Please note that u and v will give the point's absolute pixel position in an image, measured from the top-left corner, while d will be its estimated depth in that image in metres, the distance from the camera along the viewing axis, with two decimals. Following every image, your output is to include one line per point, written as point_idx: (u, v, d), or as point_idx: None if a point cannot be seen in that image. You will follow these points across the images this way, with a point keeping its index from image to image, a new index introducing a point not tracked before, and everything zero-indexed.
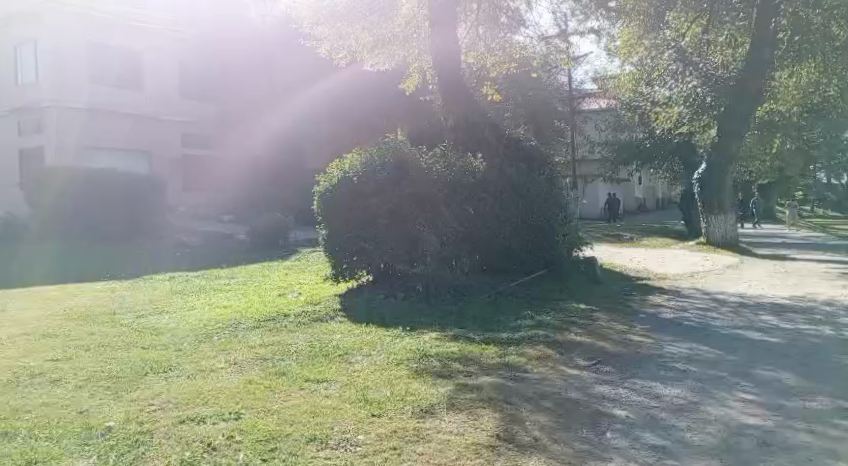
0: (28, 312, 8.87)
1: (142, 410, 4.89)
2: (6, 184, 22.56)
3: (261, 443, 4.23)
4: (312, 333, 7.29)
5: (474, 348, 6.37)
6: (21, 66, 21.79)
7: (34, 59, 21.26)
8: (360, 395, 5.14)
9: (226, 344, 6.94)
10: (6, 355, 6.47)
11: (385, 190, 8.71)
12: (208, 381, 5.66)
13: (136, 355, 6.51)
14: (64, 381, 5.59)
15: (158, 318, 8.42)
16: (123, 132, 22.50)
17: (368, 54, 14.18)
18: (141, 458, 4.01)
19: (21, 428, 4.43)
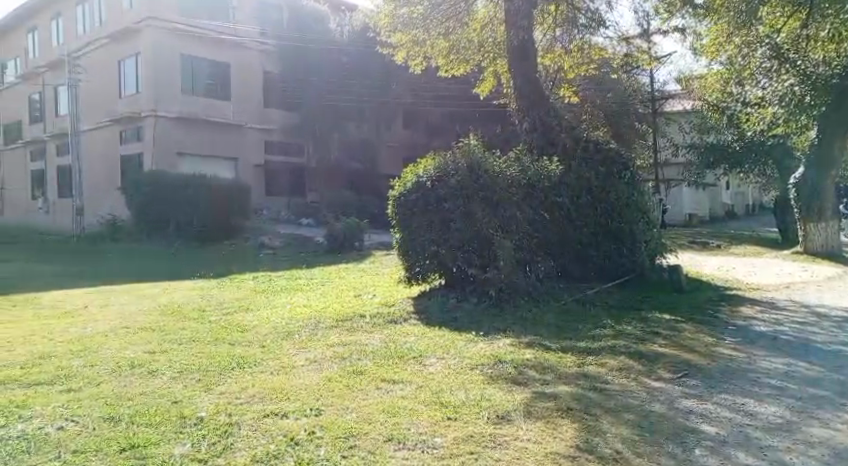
0: (127, 307, 9.43)
1: (230, 402, 5.10)
2: (110, 189, 24.28)
3: (341, 440, 4.31)
4: (387, 334, 7.36)
5: (551, 356, 6.25)
6: (124, 79, 23.22)
7: (135, 72, 22.57)
8: (436, 397, 5.15)
9: (306, 342, 7.14)
10: (109, 346, 6.90)
11: (459, 194, 8.65)
12: (290, 377, 5.83)
13: (224, 350, 6.78)
14: (159, 372, 5.90)
15: (242, 315, 8.76)
16: (210, 138, 23.48)
17: (444, 59, 14.21)
18: (230, 449, 4.16)
19: (125, 414, 4.70)
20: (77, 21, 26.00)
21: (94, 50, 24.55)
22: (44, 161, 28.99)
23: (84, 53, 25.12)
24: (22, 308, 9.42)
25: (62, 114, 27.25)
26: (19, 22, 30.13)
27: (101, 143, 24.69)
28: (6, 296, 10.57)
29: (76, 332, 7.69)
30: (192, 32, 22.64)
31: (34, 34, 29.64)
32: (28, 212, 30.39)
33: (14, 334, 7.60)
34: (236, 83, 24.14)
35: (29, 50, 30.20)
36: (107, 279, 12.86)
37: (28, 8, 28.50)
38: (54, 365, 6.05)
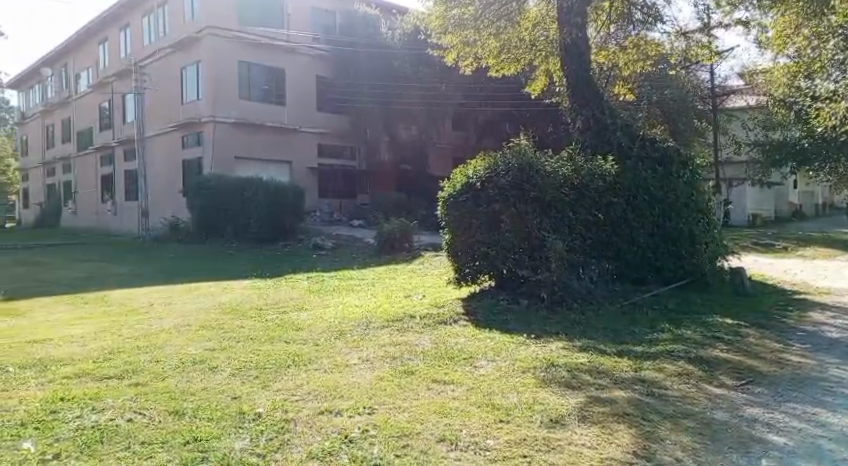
0: (188, 305, 9.72)
1: (286, 399, 5.19)
2: (172, 192, 25.14)
3: (394, 439, 4.33)
4: (438, 335, 7.36)
5: (606, 360, 6.13)
6: (185, 85, 23.98)
7: (195, 79, 23.29)
8: (487, 400, 5.12)
9: (358, 341, 7.20)
10: (172, 342, 7.13)
11: (510, 195, 8.55)
12: (342, 376, 5.87)
13: (281, 348, 6.91)
14: (219, 368, 6.04)
15: (297, 314, 8.91)
16: (265, 142, 23.95)
17: (494, 60, 14.07)
18: (286, 445, 4.24)
19: (188, 408, 4.84)
20: (143, 32, 27.01)
21: (158, 58, 25.48)
22: (111, 166, 30.21)
23: (149, 61, 26.08)
24: (93, 305, 9.86)
25: (128, 121, 28.36)
26: (91, 34, 31.50)
27: (164, 148, 25.58)
28: (78, 294, 11.08)
29: (143, 329, 7.97)
30: (248, 40, 23.25)
31: (104, 47, 30.89)
32: (97, 214, 31.77)
33: (85, 329, 7.95)
34: (290, 89, 24.59)
35: (100, 61, 31.55)
36: (171, 278, 13.33)
37: (99, 22, 29.76)
38: (123, 360, 6.28)
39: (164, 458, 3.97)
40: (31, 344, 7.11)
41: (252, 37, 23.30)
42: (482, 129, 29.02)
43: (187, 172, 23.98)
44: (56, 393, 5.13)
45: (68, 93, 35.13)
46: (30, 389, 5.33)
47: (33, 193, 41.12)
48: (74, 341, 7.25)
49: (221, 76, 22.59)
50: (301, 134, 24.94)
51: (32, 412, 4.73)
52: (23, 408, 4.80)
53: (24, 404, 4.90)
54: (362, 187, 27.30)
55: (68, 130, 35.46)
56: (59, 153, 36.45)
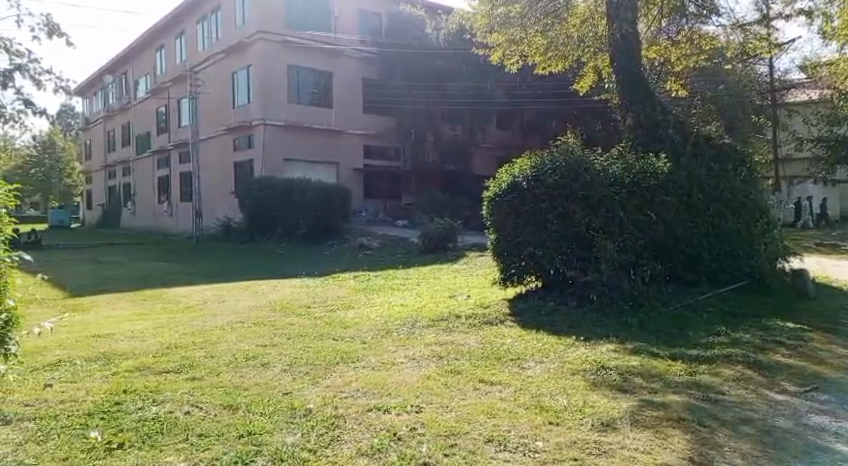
0: (239, 303, 9.94)
1: (336, 395, 5.25)
2: (224, 193, 25.79)
3: (443, 438, 4.33)
4: (484, 335, 7.29)
5: (659, 363, 5.99)
6: (237, 90, 24.53)
7: (247, 83, 23.78)
8: (535, 402, 5.06)
9: (405, 340, 7.23)
10: (227, 339, 7.30)
11: (557, 193, 8.44)
12: (389, 374, 5.90)
13: (329, 345, 6.99)
14: (271, 364, 6.16)
15: (344, 313, 9.00)
16: (312, 144, 24.19)
17: (541, 57, 13.84)
18: (336, 440, 4.29)
19: (241, 403, 4.94)
20: (197, 39, 27.77)
21: (212, 63, 26.16)
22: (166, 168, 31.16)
23: (203, 67, 26.81)
24: (150, 302, 10.17)
25: (183, 125, 29.16)
26: (149, 42, 32.60)
27: (217, 151, 26.25)
28: (138, 291, 11.46)
29: (198, 325, 8.19)
30: (297, 43, 23.62)
31: (161, 54, 31.92)
32: (154, 215, 32.78)
33: (145, 325, 8.21)
34: (337, 91, 24.80)
35: (157, 68, 32.57)
36: (225, 276, 13.67)
37: (156, 30, 30.80)
38: (180, 355, 6.45)
39: (220, 450, 4.06)
40: (96, 338, 7.39)
41: (300, 40, 23.64)
42: (525, 128, 29.23)
43: (239, 175, 24.53)
44: (121, 386, 5.31)
45: (127, 100, 36.37)
46: (96, 381, 5.53)
47: (96, 196, 42.76)
48: (133, 336, 7.48)
49: (271, 80, 22.99)
50: (348, 136, 25.04)
51: (97, 403, 4.89)
52: (89, 399, 4.98)
53: (91, 395, 5.10)
54: (407, 188, 27.25)
55: (127, 135, 36.70)
56: (119, 157, 37.75)
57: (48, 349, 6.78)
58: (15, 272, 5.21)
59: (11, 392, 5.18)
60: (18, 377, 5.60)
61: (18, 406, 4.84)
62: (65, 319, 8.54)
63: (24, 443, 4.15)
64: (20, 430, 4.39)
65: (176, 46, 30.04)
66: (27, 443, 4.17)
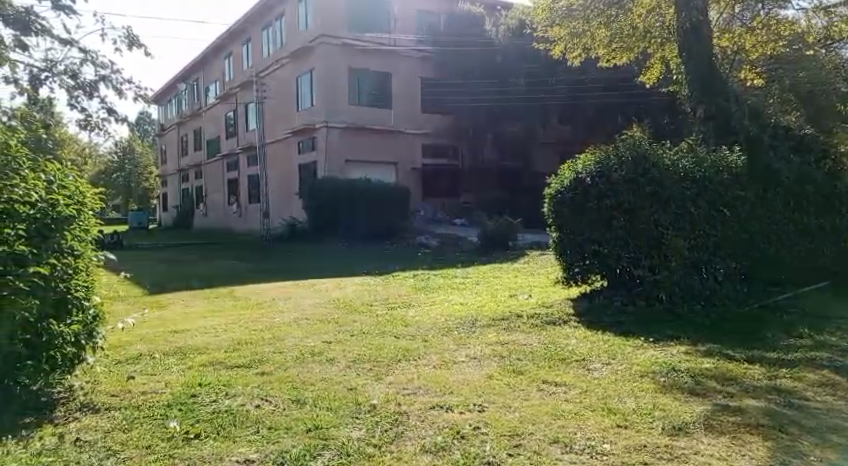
0: (303, 300, 10.13)
1: (399, 392, 5.27)
2: (289, 194, 26.43)
3: (506, 438, 4.30)
4: (546, 335, 7.18)
5: (733, 366, 5.77)
6: (301, 94, 25.10)
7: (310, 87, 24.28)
8: (602, 404, 4.94)
9: (465, 338, 7.21)
10: (292, 335, 7.45)
11: (622, 190, 8.21)
12: (452, 372, 5.90)
13: (391, 343, 7.03)
14: (335, 360, 6.25)
15: (405, 311, 9.04)
16: (373, 144, 24.46)
17: (605, 49, 13.57)
18: (400, 436, 4.32)
19: (308, 398, 5.03)
20: (262, 45, 28.54)
21: (277, 68, 26.83)
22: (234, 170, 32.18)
23: (269, 73, 27.55)
24: (221, 299, 10.52)
25: (250, 128, 29.97)
26: (217, 49, 33.69)
27: (281, 153, 26.94)
28: (208, 288, 11.87)
29: (265, 321, 8.40)
30: (358, 46, 23.91)
31: (229, 60, 32.94)
32: (224, 216, 33.85)
33: (216, 321, 8.47)
34: (397, 92, 24.99)
35: (225, 75, 33.65)
36: (289, 274, 13.97)
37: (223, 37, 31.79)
38: (250, 350, 6.63)
39: (289, 444, 4.14)
40: (171, 333, 7.68)
41: (361, 43, 23.94)
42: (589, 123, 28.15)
43: (303, 176, 25.11)
44: (195, 379, 5.49)
45: (198, 105, 37.71)
46: (172, 373, 5.75)
47: (170, 198, 44.59)
48: (206, 331, 7.74)
49: (332, 83, 23.37)
50: (408, 136, 25.13)
51: (174, 395, 5.08)
52: (167, 391, 5.18)
53: (168, 387, 5.30)
54: (464, 186, 26.72)
55: (198, 138, 38.05)
56: (191, 160, 39.18)
57: (128, 343, 7.09)
58: (102, 271, 5.54)
59: (98, 382, 5.45)
60: (102, 369, 5.89)
61: (105, 395, 5.08)
62: (145, 315, 8.92)
63: (111, 431, 4.37)
64: (107, 418, 4.61)
65: (243, 51, 30.94)
66: (113, 431, 4.38)
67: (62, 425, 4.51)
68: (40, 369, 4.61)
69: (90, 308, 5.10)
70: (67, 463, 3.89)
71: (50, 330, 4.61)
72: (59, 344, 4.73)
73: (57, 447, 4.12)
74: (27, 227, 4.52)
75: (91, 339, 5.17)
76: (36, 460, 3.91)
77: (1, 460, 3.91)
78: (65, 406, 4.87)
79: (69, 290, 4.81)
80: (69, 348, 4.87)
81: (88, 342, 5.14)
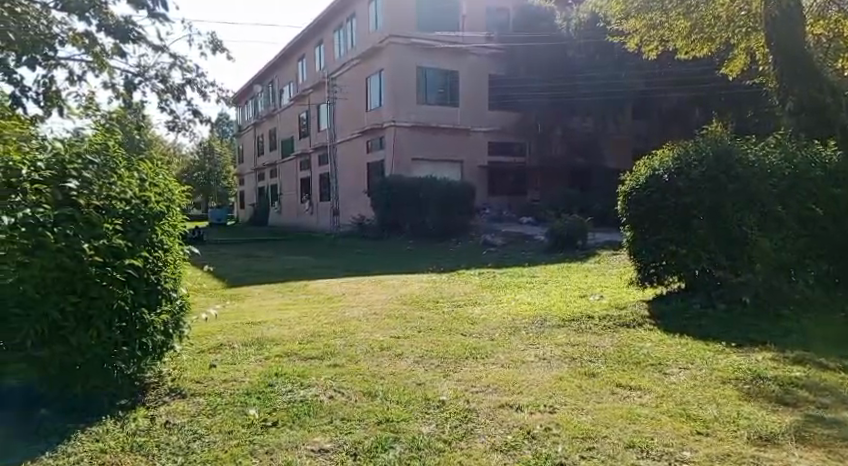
0: (373, 296, 10.22)
1: (466, 389, 5.22)
2: (358, 192, 26.81)
3: (578, 441, 4.17)
4: (620, 337, 6.94)
5: (825, 376, 5.42)
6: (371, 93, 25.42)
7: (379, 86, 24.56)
8: (681, 410, 4.72)
9: (535, 338, 7.07)
10: (362, 329, 7.51)
11: (703, 187, 7.87)
12: (520, 372, 5.79)
13: (458, 340, 6.98)
14: (404, 355, 6.26)
15: (471, 309, 8.97)
16: (440, 142, 24.47)
17: (684, 41, 13.08)
18: (470, 433, 4.26)
19: (379, 391, 5.05)
20: (335, 47, 29.06)
21: (348, 69, 27.35)
22: (306, 170, 32.93)
23: (341, 74, 28.09)
24: (297, 293, 10.74)
25: (322, 128, 30.54)
26: (291, 52, 34.60)
27: (351, 152, 27.36)
28: (284, 283, 12.18)
29: (336, 315, 8.51)
30: (425, 44, 23.98)
31: (302, 63, 33.72)
32: (297, 214, 34.65)
33: (290, 314, 8.65)
34: (465, 89, 24.85)
35: (298, 77, 34.46)
36: (360, 270, 14.16)
37: (297, 40, 32.66)
38: (322, 342, 6.74)
39: (361, 435, 4.17)
40: (249, 324, 7.90)
41: (427, 41, 23.98)
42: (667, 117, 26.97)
43: (372, 175, 25.39)
44: (272, 369, 5.61)
45: (273, 107, 38.76)
46: (251, 363, 5.87)
47: (247, 196, 46.16)
48: (282, 324, 7.91)
49: (399, 81, 23.55)
50: (474, 134, 24.94)
51: (253, 383, 5.20)
52: (247, 379, 5.31)
53: (247, 375, 5.43)
54: (532, 183, 26.46)
55: (273, 139, 39.15)
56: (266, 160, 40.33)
57: (210, 333, 7.32)
58: (188, 266, 5.68)
59: (183, 369, 5.62)
60: (188, 357, 6.09)
61: (191, 382, 5.25)
62: (225, 308, 9.19)
63: (196, 416, 4.50)
64: (194, 403, 4.76)
65: (315, 53, 31.66)
66: (198, 415, 4.51)
67: (152, 408, 4.69)
68: (134, 355, 4.79)
69: (177, 299, 5.23)
70: (157, 444, 4.03)
71: (141, 319, 4.78)
72: (150, 332, 4.90)
73: (150, 428, 4.29)
74: (124, 223, 4.76)
75: (178, 328, 5.32)
76: (130, 440, 4.10)
77: (101, 437, 4.16)
78: (154, 390, 5.06)
79: (157, 282, 4.97)
80: (158, 337, 5.01)
81: (176, 331, 5.29)
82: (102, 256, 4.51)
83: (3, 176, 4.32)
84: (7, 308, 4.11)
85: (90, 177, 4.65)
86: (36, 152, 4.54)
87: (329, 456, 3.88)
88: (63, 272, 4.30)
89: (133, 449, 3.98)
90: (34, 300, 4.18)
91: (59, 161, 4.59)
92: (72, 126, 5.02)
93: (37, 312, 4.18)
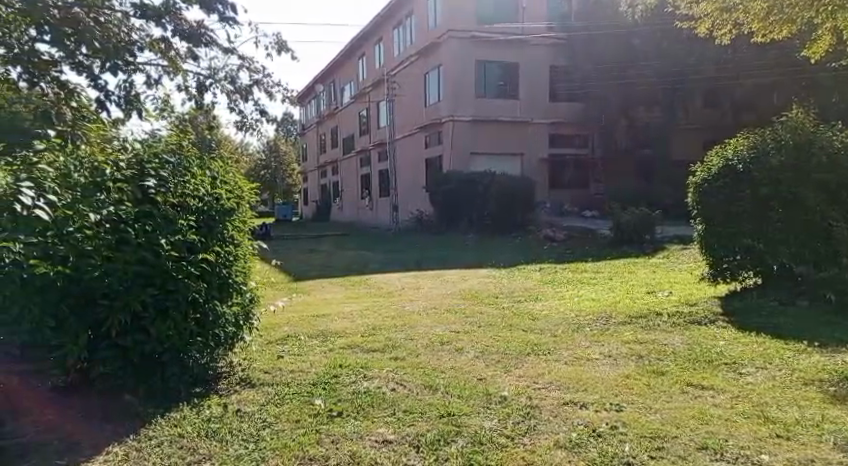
0: (433, 290, 10.20)
1: (529, 385, 5.11)
2: (417, 188, 26.88)
3: (647, 440, 4.01)
4: (691, 335, 6.66)
5: None
6: (429, 88, 25.40)
7: (437, 81, 24.53)
8: (759, 411, 4.47)
9: (599, 335, 6.87)
10: (422, 323, 7.50)
11: (782, 178, 7.55)
12: (584, 369, 5.62)
13: (519, 336, 6.87)
14: (464, 350, 6.19)
15: (532, 304, 8.83)
16: (500, 135, 24.23)
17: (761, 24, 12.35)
18: (534, 430, 4.16)
19: (440, 385, 5.00)
20: (394, 42, 29.20)
21: (407, 65, 27.43)
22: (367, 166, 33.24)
23: (400, 69, 28.18)
24: (359, 287, 10.82)
25: (381, 125, 30.77)
26: (351, 50, 34.92)
27: (410, 147, 27.44)
28: (346, 277, 12.31)
29: (397, 309, 8.52)
30: (484, 38, 23.81)
31: (363, 61, 33.99)
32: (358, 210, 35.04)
33: (353, 307, 8.73)
34: (526, 81, 24.50)
35: (359, 75, 34.80)
36: (420, 265, 14.16)
37: (358, 39, 32.97)
38: (384, 335, 6.76)
39: (424, 428, 4.13)
40: (313, 317, 8.00)
41: (487, 34, 23.77)
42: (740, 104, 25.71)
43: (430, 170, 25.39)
44: (336, 360, 5.65)
45: (335, 105, 39.28)
46: (316, 354, 5.94)
47: (310, 193, 47.07)
48: (344, 317, 7.97)
49: (457, 76, 23.53)
50: (535, 126, 24.54)
51: (318, 374, 5.25)
52: (312, 370, 5.35)
53: (313, 367, 5.48)
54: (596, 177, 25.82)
55: (334, 137, 39.71)
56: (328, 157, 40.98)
57: (276, 324, 7.47)
58: (257, 261, 5.79)
59: (253, 360, 5.71)
60: (256, 347, 6.21)
61: (260, 372, 5.34)
62: (292, 301, 9.37)
63: (266, 404, 4.57)
64: (263, 392, 4.83)
65: (375, 50, 31.84)
66: (267, 404, 4.57)
67: (225, 396, 4.79)
68: (208, 346, 4.88)
69: (247, 291, 5.29)
70: (229, 431, 4.11)
71: (215, 311, 4.85)
72: (223, 324, 4.94)
73: (223, 415, 4.38)
74: (197, 219, 4.89)
75: (249, 320, 5.39)
76: (205, 426, 4.20)
77: (180, 422, 4.28)
78: (226, 379, 5.15)
79: (231, 275, 5.04)
80: (230, 328, 5.07)
81: (246, 322, 5.36)
82: (178, 252, 4.63)
83: (91, 176, 4.46)
84: (95, 297, 4.36)
85: (166, 176, 4.80)
86: (118, 153, 4.76)
87: (392, 447, 3.87)
88: (144, 266, 4.48)
89: (208, 434, 4.07)
90: (119, 291, 4.39)
91: (139, 162, 4.79)
92: (150, 128, 5.19)
93: (120, 303, 4.38)
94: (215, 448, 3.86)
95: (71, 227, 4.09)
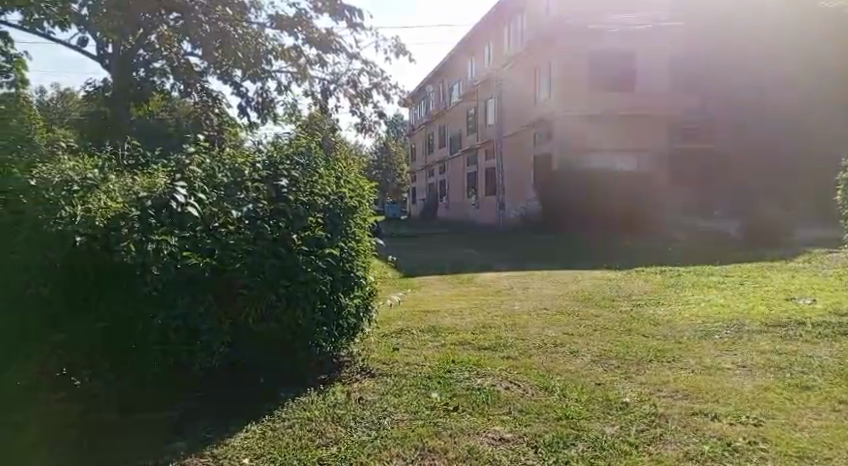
0: (543, 290, 9.97)
1: (652, 392, 4.82)
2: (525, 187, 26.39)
3: (793, 460, 3.64)
4: (839, 348, 6.04)
5: None
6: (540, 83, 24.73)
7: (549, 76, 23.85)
8: None
9: (727, 344, 6.38)
10: (535, 323, 7.30)
11: None
12: (715, 379, 5.23)
13: (638, 341, 6.52)
14: (579, 353, 5.94)
15: (651, 309, 8.38)
16: (616, 131, 23.15)
17: None
18: (660, 439, 3.89)
19: (557, 386, 4.83)
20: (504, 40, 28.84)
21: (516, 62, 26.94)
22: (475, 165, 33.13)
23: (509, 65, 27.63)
24: (466, 285, 10.76)
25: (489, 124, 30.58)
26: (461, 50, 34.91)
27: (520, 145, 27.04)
28: (455, 274, 12.36)
29: (507, 308, 8.38)
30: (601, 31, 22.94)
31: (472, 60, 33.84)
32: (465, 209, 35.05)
33: (462, 304, 8.68)
34: (647, 72, 23.14)
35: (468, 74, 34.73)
36: (530, 265, 13.98)
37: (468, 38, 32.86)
38: (495, 334, 6.64)
39: (540, 429, 3.98)
40: (423, 312, 8.03)
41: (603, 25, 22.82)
42: None
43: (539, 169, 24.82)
44: (450, 356, 5.60)
45: (444, 105, 39.47)
46: (430, 349, 5.92)
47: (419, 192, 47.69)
48: (454, 313, 7.95)
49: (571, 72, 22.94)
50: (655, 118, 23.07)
51: (433, 368, 5.21)
52: (427, 364, 5.34)
53: (427, 360, 5.46)
54: None
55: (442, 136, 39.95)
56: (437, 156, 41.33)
57: (389, 318, 7.55)
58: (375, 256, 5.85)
59: (370, 351, 5.75)
60: (372, 340, 6.25)
61: (379, 363, 5.37)
62: (404, 295, 9.58)
63: (386, 394, 4.59)
64: (382, 382, 4.86)
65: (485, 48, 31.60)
66: (387, 394, 4.59)
67: (347, 384, 4.86)
68: (333, 335, 4.97)
69: (367, 284, 5.38)
70: (353, 418, 4.15)
71: (339, 303, 4.94)
72: (345, 316, 5.07)
73: (345, 402, 4.43)
74: (324, 215, 4.98)
75: (367, 312, 5.47)
76: (329, 412, 4.26)
77: (307, 407, 4.37)
78: (348, 368, 5.24)
79: (353, 268, 5.11)
80: (352, 319, 5.17)
81: (366, 315, 5.45)
82: (307, 245, 4.73)
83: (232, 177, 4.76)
84: (235, 287, 4.43)
85: (298, 177, 4.94)
86: (255, 156, 5.01)
87: (511, 446, 3.74)
88: (279, 259, 4.58)
89: (334, 420, 4.13)
90: (258, 281, 4.46)
91: (273, 162, 4.98)
92: (276, 131, 5.39)
93: (257, 292, 4.44)
94: (342, 433, 3.91)
95: (215, 223, 4.45)
